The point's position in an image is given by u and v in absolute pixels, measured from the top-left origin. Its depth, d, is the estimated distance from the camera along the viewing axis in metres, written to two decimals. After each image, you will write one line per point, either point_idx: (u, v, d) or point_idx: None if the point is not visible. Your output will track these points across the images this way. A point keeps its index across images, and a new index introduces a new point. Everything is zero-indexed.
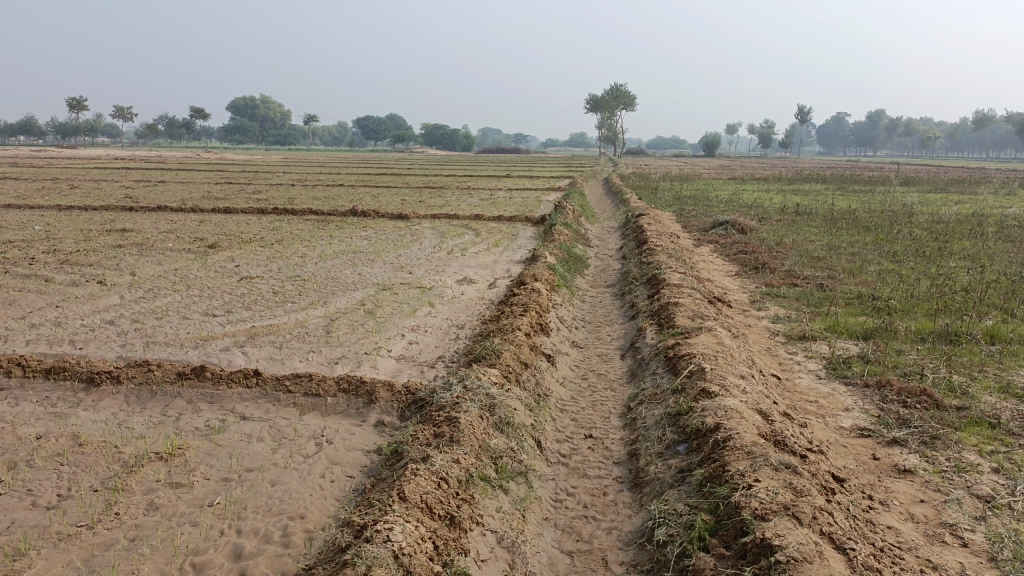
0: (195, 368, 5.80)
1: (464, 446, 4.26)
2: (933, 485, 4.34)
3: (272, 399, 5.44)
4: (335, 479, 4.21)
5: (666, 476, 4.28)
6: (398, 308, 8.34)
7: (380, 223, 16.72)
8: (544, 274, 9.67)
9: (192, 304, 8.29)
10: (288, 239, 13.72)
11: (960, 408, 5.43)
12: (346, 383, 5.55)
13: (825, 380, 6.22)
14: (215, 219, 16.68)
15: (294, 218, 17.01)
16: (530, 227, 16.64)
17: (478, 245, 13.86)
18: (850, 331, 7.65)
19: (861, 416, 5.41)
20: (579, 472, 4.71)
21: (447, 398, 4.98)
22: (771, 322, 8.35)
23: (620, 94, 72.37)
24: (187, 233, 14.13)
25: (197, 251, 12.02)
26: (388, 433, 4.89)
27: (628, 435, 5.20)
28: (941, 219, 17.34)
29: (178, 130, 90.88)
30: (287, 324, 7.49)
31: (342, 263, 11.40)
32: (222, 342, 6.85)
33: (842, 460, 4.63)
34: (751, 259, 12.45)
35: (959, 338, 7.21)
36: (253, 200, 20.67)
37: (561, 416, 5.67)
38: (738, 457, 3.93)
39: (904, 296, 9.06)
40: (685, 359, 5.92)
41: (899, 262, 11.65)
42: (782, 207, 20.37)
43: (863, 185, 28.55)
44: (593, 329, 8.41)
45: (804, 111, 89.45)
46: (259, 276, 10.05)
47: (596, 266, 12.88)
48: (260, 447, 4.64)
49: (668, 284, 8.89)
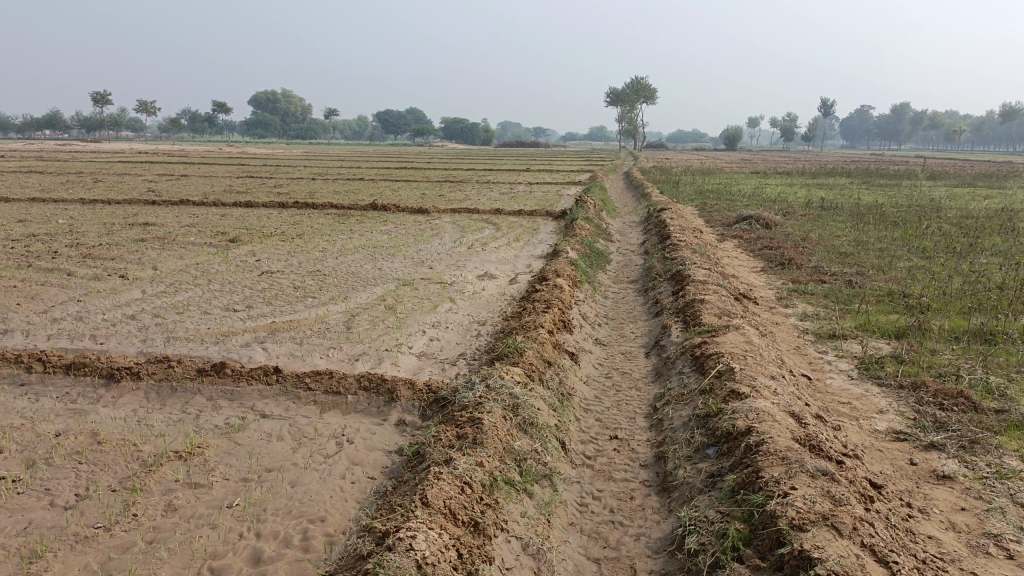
0: (215, 364, 5.74)
1: (488, 449, 4.15)
2: (974, 492, 4.14)
3: (292, 397, 5.37)
4: (356, 481, 4.12)
5: (695, 481, 4.15)
6: (418, 304, 8.25)
7: (400, 217, 16.66)
8: (567, 270, 9.54)
9: (213, 299, 8.26)
10: (309, 233, 13.69)
11: (999, 411, 5.22)
12: (367, 380, 5.47)
13: (857, 381, 6.04)
14: (236, 212, 16.70)
15: (315, 212, 16.99)
16: (551, 221, 16.49)
17: (499, 239, 13.74)
18: (881, 330, 7.45)
19: (895, 419, 5.22)
20: (605, 475, 4.59)
21: (469, 398, 4.87)
22: (799, 320, 8.16)
23: (641, 88, 72.11)
24: (208, 227, 14.15)
25: (219, 245, 12.02)
26: (409, 433, 4.80)
27: (655, 437, 5.07)
28: (971, 213, 16.96)
29: (200, 124, 91.55)
30: (308, 319, 7.43)
31: (363, 257, 11.33)
32: (242, 337, 6.80)
33: (877, 465, 4.46)
34: (776, 255, 12.22)
35: (995, 338, 6.99)
36: (274, 194, 20.71)
37: (585, 416, 5.54)
38: (772, 464, 3.80)
39: (936, 294, 8.82)
40: (712, 358, 5.77)
41: (929, 259, 11.37)
42: (807, 201, 20.06)
43: (889, 179, 28.05)
44: (617, 327, 8.27)
45: (828, 104, 88.40)
46: (280, 271, 10.01)
47: (618, 261, 12.72)
48: (279, 446, 4.56)
49: (693, 280, 8.72)
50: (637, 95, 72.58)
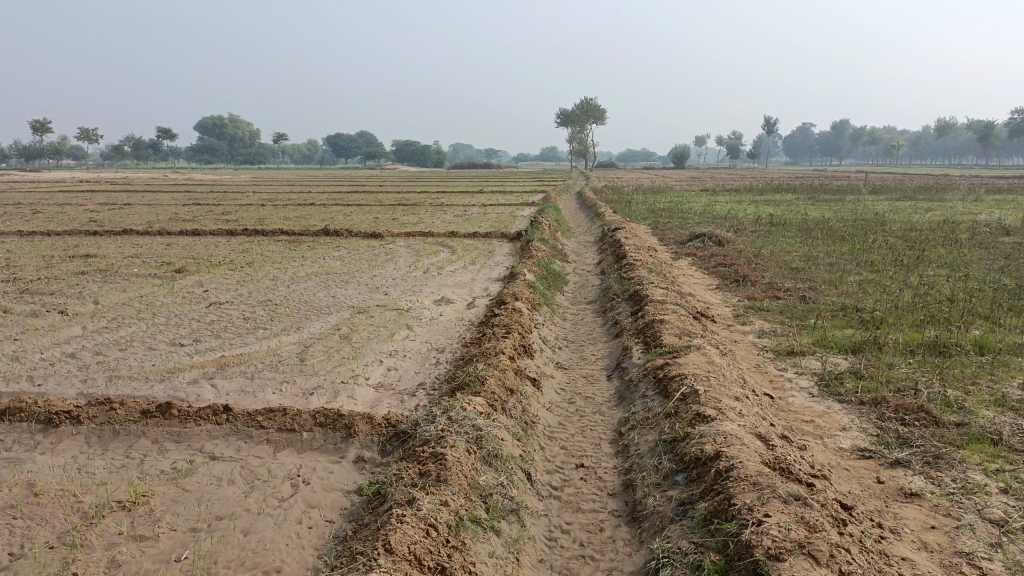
0: (161, 405, 5.47)
1: (452, 486, 3.99)
2: (942, 510, 4.11)
3: (243, 436, 5.12)
4: (313, 525, 3.92)
5: (666, 510, 4.05)
6: (375, 332, 8.05)
7: (353, 242, 16.42)
8: (525, 293, 9.45)
9: (158, 334, 7.93)
10: (259, 261, 13.37)
11: (959, 425, 5.26)
12: (322, 416, 5.26)
13: (818, 399, 6.04)
14: (182, 241, 16.26)
15: (265, 239, 16.64)
16: (507, 243, 16.42)
17: (454, 263, 13.59)
18: (838, 345, 7.51)
19: (859, 436, 5.22)
20: (573, 506, 4.46)
21: (431, 432, 4.70)
22: (757, 337, 8.18)
23: (591, 109, 72.98)
24: (153, 257, 13.72)
25: (164, 276, 11.65)
26: (368, 471, 4.61)
27: (621, 463, 4.97)
28: (914, 226, 17.40)
29: (144, 151, 89.78)
30: (259, 352, 7.17)
31: (316, 285, 11.09)
32: (190, 374, 6.52)
33: (845, 485, 4.42)
34: (730, 272, 12.32)
35: (949, 350, 7.08)
36: (222, 222, 20.26)
37: (550, 444, 5.42)
38: (744, 490, 3.72)
39: (888, 307, 8.95)
40: (676, 380, 5.71)
41: (878, 272, 11.58)
42: (756, 218, 20.36)
43: (833, 194, 28.76)
44: (577, 350, 8.18)
45: (771, 122, 90.59)
46: (229, 301, 9.71)
47: (575, 282, 12.68)
48: (231, 491, 4.33)
49: (651, 300, 8.70)
50: (586, 116, 73.45)
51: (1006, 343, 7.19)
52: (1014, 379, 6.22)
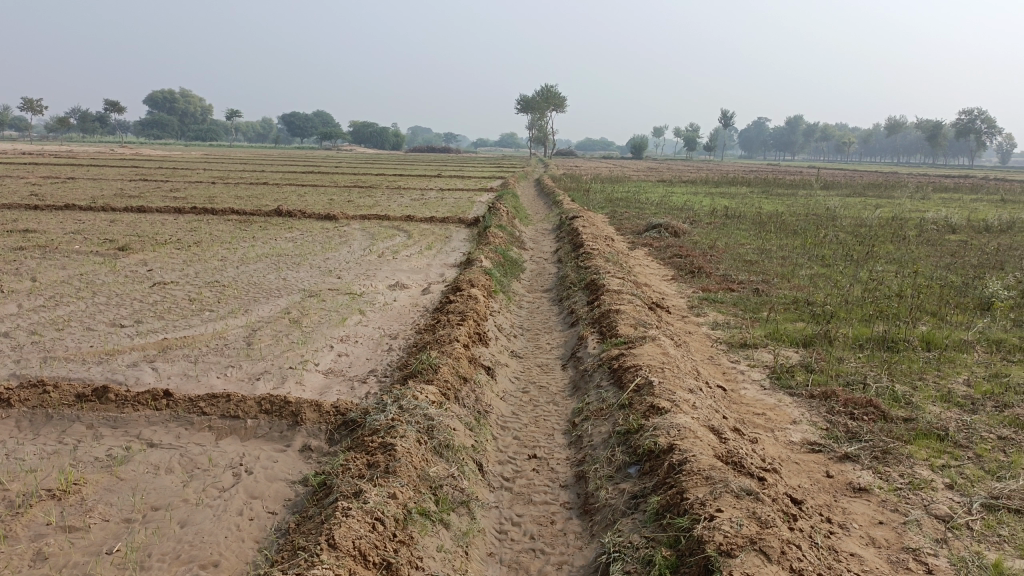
0: (97, 389, 5.23)
1: (401, 478, 3.88)
2: (890, 505, 4.15)
3: (184, 423, 4.93)
4: (255, 517, 3.78)
5: (618, 503, 4.01)
6: (326, 317, 7.86)
7: (306, 224, 16.09)
8: (481, 280, 9.34)
9: (97, 314, 7.62)
10: (208, 241, 12.99)
11: (907, 420, 5.33)
12: (268, 403, 5.09)
13: (770, 391, 6.07)
14: (128, 218, 15.74)
15: (215, 218, 16.20)
16: (464, 229, 16.26)
17: (410, 247, 13.40)
18: (790, 338, 7.58)
19: (809, 429, 5.25)
20: (524, 498, 4.38)
21: (380, 421, 4.58)
22: (711, 329, 8.20)
23: (551, 96, 72.88)
24: (96, 234, 13.25)
25: (106, 254, 11.23)
26: (314, 461, 4.47)
27: (574, 454, 4.91)
28: (864, 222, 17.75)
29: (91, 123, 87.10)
30: (204, 335, 6.93)
31: (266, 266, 10.82)
32: (130, 356, 6.27)
33: (796, 479, 4.44)
34: (685, 263, 12.39)
35: (897, 345, 7.21)
36: (170, 199, 19.67)
37: (502, 434, 5.33)
38: (696, 484, 3.69)
39: (838, 302, 9.06)
40: (631, 371, 5.68)
41: (828, 266, 11.76)
42: (711, 210, 20.52)
43: (786, 188, 29.23)
44: (532, 338, 8.11)
45: (726, 116, 91.75)
46: (175, 282, 9.40)
47: (532, 269, 12.60)
48: (168, 480, 4.15)
49: (607, 289, 8.67)
50: (547, 104, 73.12)
51: (952, 339, 7.34)
52: (959, 375, 6.35)
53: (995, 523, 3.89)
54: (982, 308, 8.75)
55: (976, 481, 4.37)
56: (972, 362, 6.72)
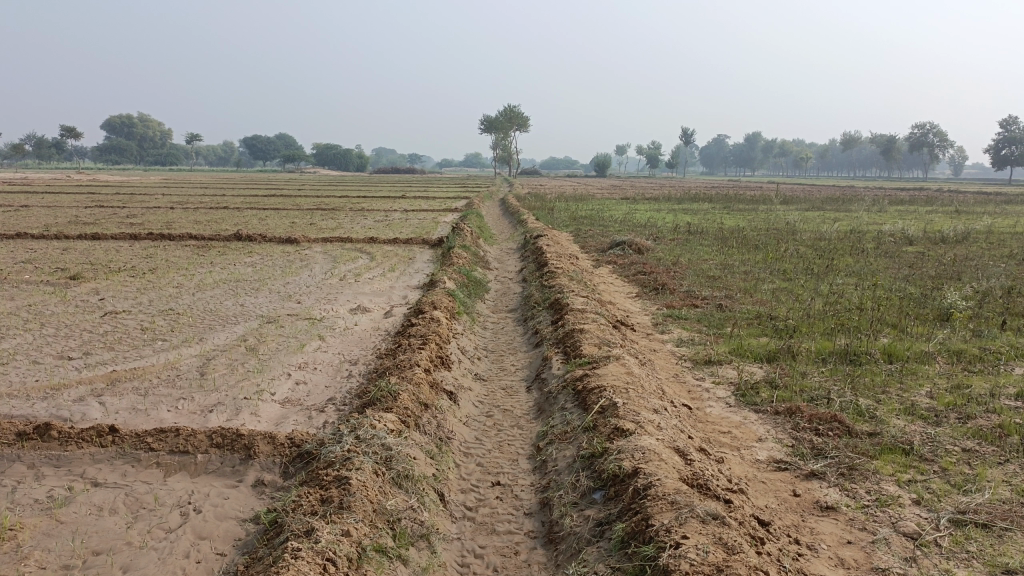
0: (38, 426, 4.98)
1: (356, 514, 3.72)
2: (858, 523, 4.10)
3: (130, 461, 4.71)
4: (202, 560, 3.60)
5: (583, 531, 3.89)
6: (284, 343, 7.66)
7: (266, 248, 15.83)
8: (444, 301, 9.21)
9: (44, 346, 7.33)
10: (163, 267, 12.67)
11: (872, 435, 5.31)
12: (219, 437, 4.89)
13: (736, 409, 6.02)
14: (81, 246, 15.32)
15: (172, 244, 15.85)
16: (428, 250, 16.12)
17: (372, 270, 13.22)
18: (754, 353, 7.56)
19: (775, 447, 5.20)
20: (487, 528, 4.25)
21: (336, 452, 4.41)
22: (676, 346, 8.16)
23: (514, 115, 73.29)
24: (47, 263, 12.86)
25: (57, 284, 10.88)
26: (267, 496, 4.29)
27: (538, 480, 4.79)
28: (824, 236, 17.98)
29: (47, 149, 85.46)
30: (155, 366, 6.69)
31: (224, 292, 10.56)
32: (76, 390, 6.01)
33: (763, 499, 4.37)
34: (649, 280, 12.40)
35: (860, 358, 7.23)
36: (127, 225, 19.25)
37: (465, 461, 5.19)
38: (661, 509, 3.59)
39: (801, 316, 9.11)
40: (595, 393, 5.59)
41: (790, 280, 11.84)
42: (674, 226, 20.66)
43: (747, 203, 29.62)
44: (496, 360, 7.99)
45: (687, 133, 93.00)
46: (127, 311, 9.11)
47: (496, 290, 12.50)
48: (111, 522, 3.93)
49: (571, 308, 8.59)
50: (511, 124, 73.98)
51: (913, 351, 7.38)
52: (922, 387, 6.37)
53: (962, 539, 3.86)
54: (941, 319, 8.85)
55: (942, 495, 4.34)
56: (933, 373, 6.76)
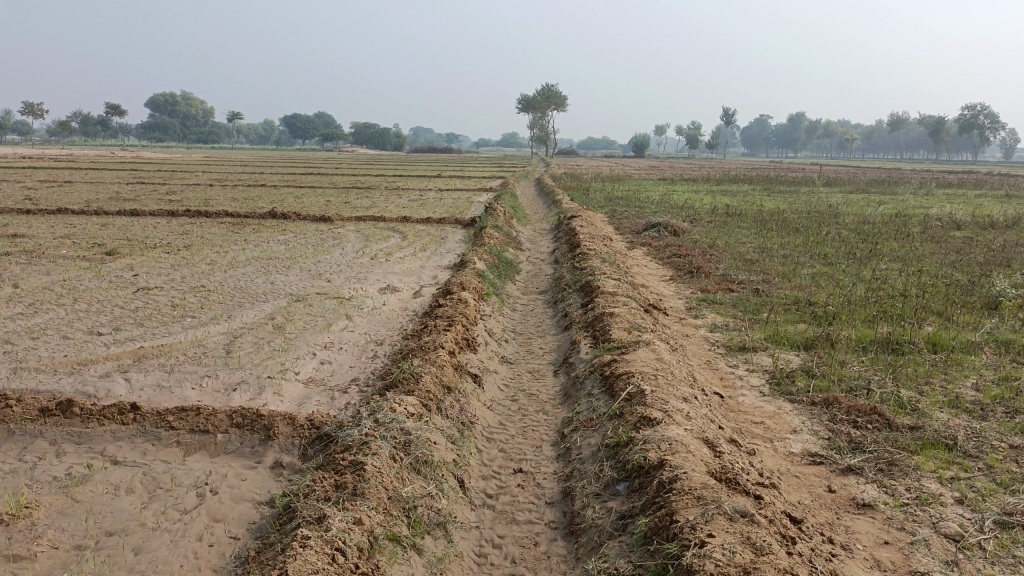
0: (62, 402, 4.97)
1: (370, 501, 3.63)
2: (896, 523, 3.89)
3: (150, 439, 4.68)
4: (215, 543, 3.55)
5: (605, 523, 3.75)
6: (311, 323, 7.61)
7: (300, 226, 15.85)
8: (473, 282, 9.08)
9: (74, 321, 7.38)
10: (197, 244, 12.75)
11: (913, 428, 5.07)
12: (240, 417, 4.84)
13: (769, 398, 5.81)
14: (119, 222, 15.50)
15: (208, 221, 15.96)
16: (460, 230, 16.01)
17: (404, 249, 13.15)
18: (790, 340, 7.31)
19: (810, 440, 4.99)
20: (506, 517, 4.13)
21: (353, 436, 4.33)
22: (709, 332, 7.94)
23: (552, 95, 72.61)
24: (85, 238, 13.01)
25: (92, 259, 11.00)
26: (284, 479, 4.23)
27: (561, 468, 4.66)
28: (867, 219, 17.45)
29: (93, 127, 87.25)
30: (182, 343, 6.68)
31: (255, 270, 10.58)
32: (103, 366, 6.03)
33: (796, 494, 4.18)
34: (684, 262, 12.13)
35: (902, 348, 6.94)
36: (165, 202, 19.44)
37: (487, 446, 5.08)
38: (687, 504, 3.43)
39: (841, 302, 8.79)
40: (623, 379, 5.42)
41: (831, 265, 11.49)
42: (712, 208, 20.24)
43: (788, 185, 28.97)
44: (524, 343, 7.85)
45: (729, 112, 91.26)
46: (159, 287, 9.16)
47: (527, 271, 12.34)
48: (127, 502, 3.90)
49: (602, 291, 8.41)
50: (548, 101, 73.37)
51: (959, 341, 7.07)
52: (967, 379, 6.09)
53: (1009, 543, 3.64)
54: (989, 307, 8.49)
55: (987, 495, 4.11)
56: (980, 365, 6.46)
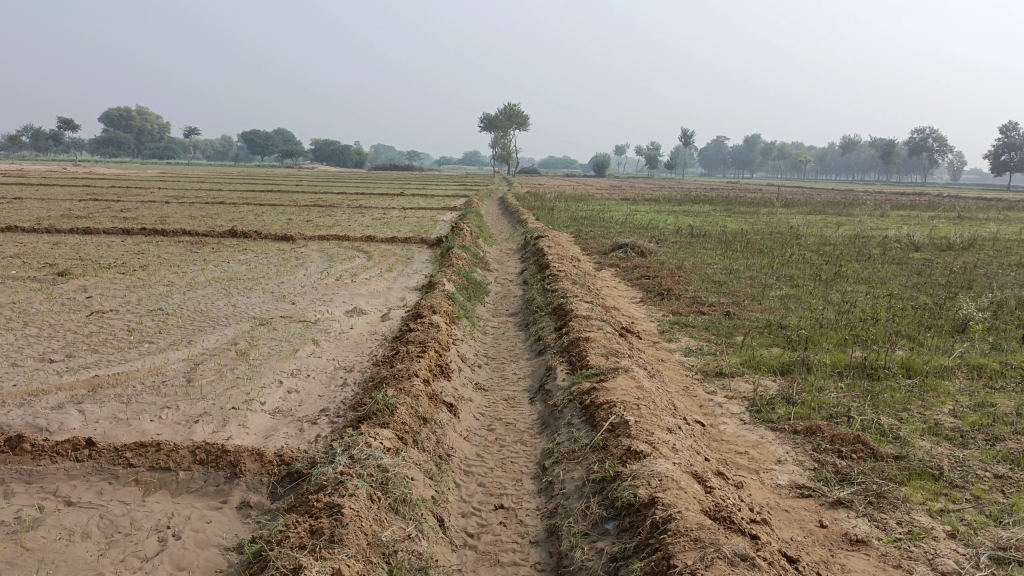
0: (10, 438, 4.63)
1: (349, 548, 3.42)
2: (891, 559, 3.80)
3: (107, 477, 4.38)
4: None
5: (596, 566, 3.59)
6: (276, 348, 7.33)
7: (261, 245, 15.49)
8: (444, 305, 8.87)
9: (24, 348, 6.98)
10: (154, 264, 12.32)
11: (898, 458, 5.00)
12: (204, 453, 4.57)
13: (751, 427, 5.71)
14: (71, 240, 14.94)
15: (165, 240, 15.49)
16: (426, 250, 15.80)
17: (369, 270, 12.89)
18: (766, 365, 7.25)
19: (796, 471, 4.88)
20: (490, 558, 3.92)
21: (328, 475, 4.11)
22: (684, 356, 7.85)
23: (513, 115, 73.21)
24: (35, 258, 12.50)
25: (44, 280, 10.54)
26: (253, 521, 3.98)
27: (545, 504, 4.48)
28: (828, 240, 17.68)
29: (44, 141, 85.16)
30: (140, 371, 6.35)
31: (216, 291, 10.23)
32: (55, 397, 5.68)
33: (788, 530, 4.06)
34: (654, 284, 12.08)
35: (877, 373, 6.91)
36: (120, 219, 18.88)
37: (466, 481, 4.87)
38: (685, 548, 3.28)
39: (812, 325, 8.77)
40: (604, 408, 5.27)
41: (798, 287, 11.55)
42: (676, 228, 20.33)
43: (748, 206, 29.34)
44: (497, 368, 7.67)
45: (686, 135, 92.94)
46: (114, 310, 8.77)
47: (496, 292, 12.17)
48: (82, 549, 3.60)
49: (576, 314, 8.27)
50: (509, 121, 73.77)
51: (932, 365, 7.08)
52: (944, 405, 6.06)
53: None
54: (956, 330, 8.56)
55: (979, 528, 4.04)
56: (955, 390, 6.46)
